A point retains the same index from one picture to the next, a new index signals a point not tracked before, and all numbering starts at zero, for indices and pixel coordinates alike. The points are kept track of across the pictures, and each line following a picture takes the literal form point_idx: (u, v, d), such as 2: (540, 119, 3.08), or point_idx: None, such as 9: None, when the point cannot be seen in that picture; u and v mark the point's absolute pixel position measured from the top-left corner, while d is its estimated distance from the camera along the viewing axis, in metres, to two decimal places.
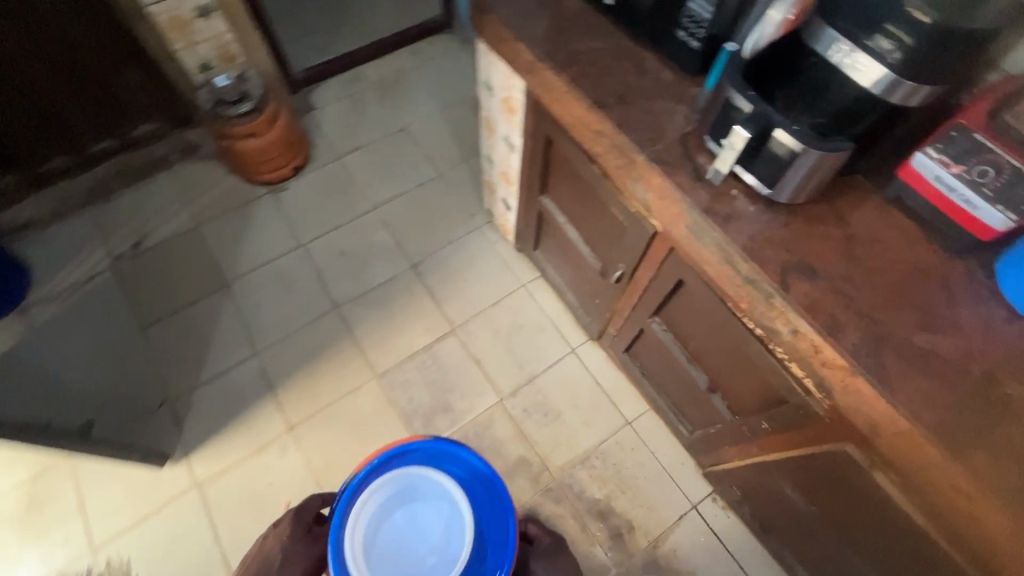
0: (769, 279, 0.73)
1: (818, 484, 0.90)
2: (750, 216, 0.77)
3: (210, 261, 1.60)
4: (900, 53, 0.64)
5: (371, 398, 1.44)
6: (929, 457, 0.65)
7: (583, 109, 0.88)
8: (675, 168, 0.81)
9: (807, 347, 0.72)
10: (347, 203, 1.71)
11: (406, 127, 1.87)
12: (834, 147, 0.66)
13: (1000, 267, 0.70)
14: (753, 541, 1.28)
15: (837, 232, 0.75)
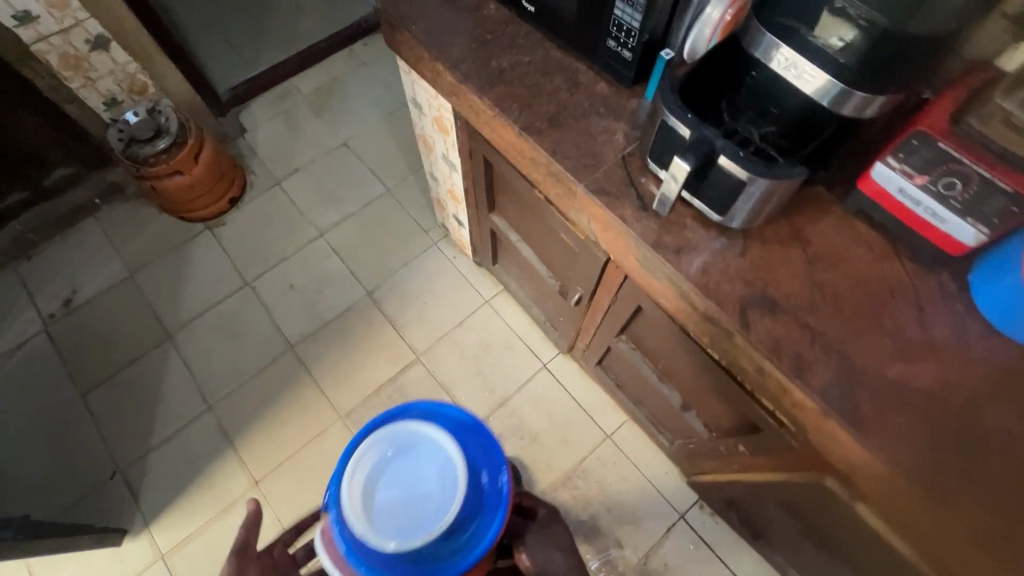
0: (728, 318, 0.66)
1: (801, 506, 0.86)
2: (702, 246, 0.70)
3: (151, 312, 1.50)
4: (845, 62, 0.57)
5: (338, 441, 1.37)
6: (909, 501, 0.60)
7: (514, 136, 0.80)
8: (618, 198, 0.73)
9: (775, 387, 0.66)
10: (292, 232, 1.61)
11: (347, 141, 1.75)
12: (787, 174, 0.59)
13: (974, 280, 0.64)
14: (743, 545, 1.26)
15: (797, 255, 0.69)
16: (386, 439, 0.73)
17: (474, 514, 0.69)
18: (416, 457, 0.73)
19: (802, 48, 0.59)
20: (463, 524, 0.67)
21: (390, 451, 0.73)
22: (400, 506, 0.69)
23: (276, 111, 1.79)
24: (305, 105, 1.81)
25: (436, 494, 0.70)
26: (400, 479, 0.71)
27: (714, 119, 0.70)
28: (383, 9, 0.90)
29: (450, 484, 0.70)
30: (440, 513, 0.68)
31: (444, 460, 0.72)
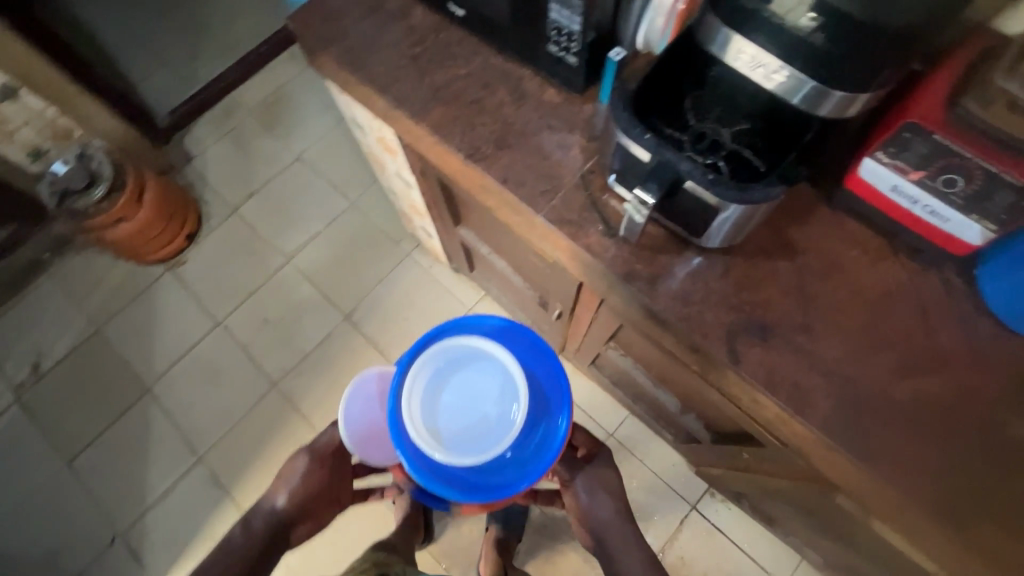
0: (715, 350, 0.60)
1: (815, 509, 0.82)
2: (679, 271, 0.63)
3: (123, 366, 1.44)
4: (803, 50, 0.49)
5: None
6: (924, 531, 0.56)
7: (460, 164, 0.71)
8: (581, 225, 0.65)
9: (773, 419, 0.60)
10: (258, 261, 1.53)
11: (301, 155, 1.63)
12: (763, 196, 0.52)
13: (983, 277, 0.58)
14: (759, 528, 1.24)
15: (786, 268, 0.62)
16: (451, 353, 0.69)
17: (529, 434, 0.65)
18: (469, 375, 0.68)
19: (769, 41, 0.50)
20: (516, 444, 0.65)
21: (444, 367, 0.69)
22: (455, 425, 0.66)
23: (221, 131, 1.67)
24: (251, 120, 1.68)
25: (496, 413, 0.66)
26: (454, 394, 0.68)
27: (679, 124, 0.62)
28: (299, 29, 0.79)
29: (509, 402, 0.66)
30: (501, 430, 0.65)
31: (503, 377, 0.67)
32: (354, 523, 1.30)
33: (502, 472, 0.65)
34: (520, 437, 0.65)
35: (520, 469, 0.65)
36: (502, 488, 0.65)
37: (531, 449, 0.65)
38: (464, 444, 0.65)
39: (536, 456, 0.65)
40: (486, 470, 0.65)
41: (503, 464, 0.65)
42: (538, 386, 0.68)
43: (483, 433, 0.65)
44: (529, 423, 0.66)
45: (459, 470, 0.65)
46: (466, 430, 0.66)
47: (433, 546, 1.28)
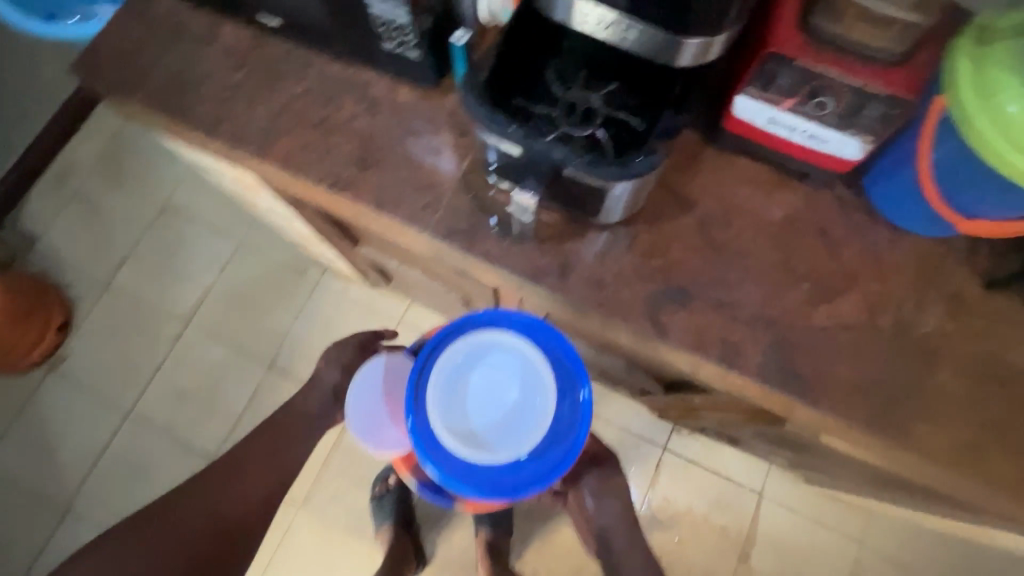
0: (639, 327, 0.57)
1: (770, 431, 0.85)
2: (584, 254, 0.59)
3: (30, 492, 1.27)
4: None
5: (308, 530, 1.25)
6: (871, 444, 0.57)
7: (325, 196, 0.63)
8: (473, 232, 0.60)
9: (711, 377, 0.59)
10: (154, 334, 1.36)
11: (165, 203, 1.44)
12: (648, 166, 0.49)
13: (872, 185, 0.58)
14: (728, 450, 1.29)
15: (689, 224, 0.60)
16: (469, 347, 0.62)
17: (558, 434, 0.60)
18: (495, 363, 0.62)
19: None
20: (545, 444, 0.60)
21: (466, 353, 0.62)
22: (480, 417, 0.60)
23: (62, 201, 1.45)
24: (93, 178, 1.46)
25: (521, 408, 0.60)
26: (477, 392, 0.61)
27: (545, 99, 0.57)
28: (90, 81, 0.66)
29: (536, 393, 0.61)
30: (527, 427, 0.60)
31: (531, 365, 0.62)
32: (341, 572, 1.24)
33: (523, 472, 0.60)
34: (546, 434, 0.60)
35: (542, 471, 0.60)
36: (523, 487, 0.60)
37: (555, 447, 0.60)
38: (486, 437, 0.60)
39: (560, 454, 0.60)
40: (507, 469, 0.59)
41: (527, 464, 0.59)
42: (569, 376, 0.62)
43: (509, 427, 0.60)
44: (556, 418, 0.61)
45: (483, 470, 0.59)
46: (490, 424, 0.60)
47: (428, 567, 1.24)
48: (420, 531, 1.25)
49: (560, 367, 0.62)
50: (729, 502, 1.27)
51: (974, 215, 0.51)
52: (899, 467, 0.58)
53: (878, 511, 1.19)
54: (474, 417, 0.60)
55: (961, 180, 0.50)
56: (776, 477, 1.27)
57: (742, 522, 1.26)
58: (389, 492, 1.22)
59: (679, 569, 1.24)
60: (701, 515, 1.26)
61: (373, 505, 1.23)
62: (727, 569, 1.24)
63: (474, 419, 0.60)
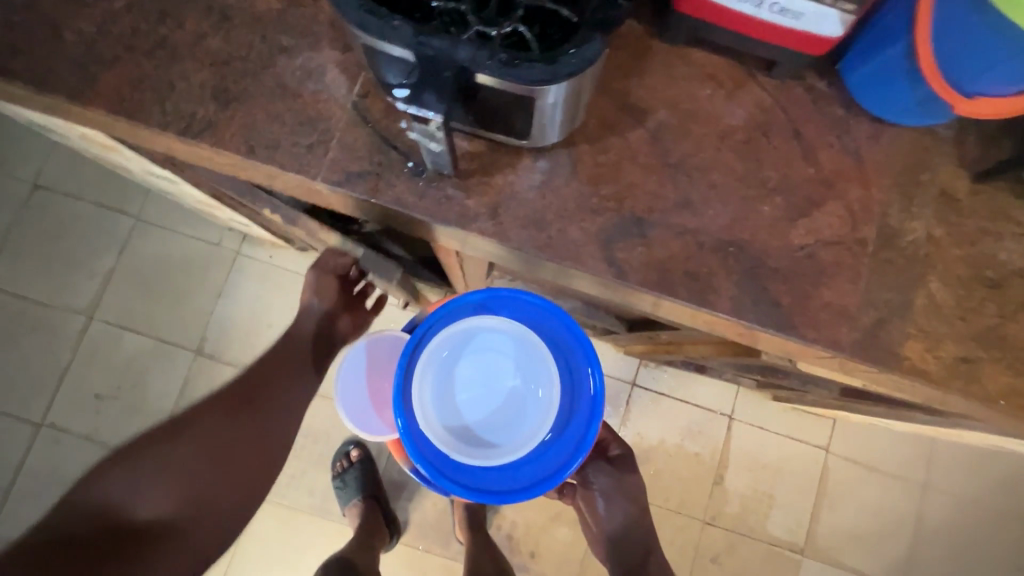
0: (595, 269, 0.47)
1: (743, 360, 0.79)
2: (520, 187, 0.48)
3: None
4: None
5: (270, 518, 1.16)
6: (862, 371, 0.50)
7: (180, 146, 0.48)
8: (378, 171, 0.47)
9: (677, 315, 0.50)
10: (54, 332, 1.19)
11: (36, 180, 1.22)
12: (582, 61, 0.38)
13: (850, 71, 0.49)
14: (696, 377, 1.26)
15: (640, 137, 0.49)
16: (457, 335, 0.56)
17: (566, 424, 0.56)
18: (488, 349, 0.57)
19: None
20: (552, 436, 0.56)
21: (454, 341, 0.56)
22: (474, 413, 0.56)
23: None
24: None
25: (523, 399, 0.56)
26: (471, 384, 0.56)
27: None
28: None
29: (537, 382, 0.56)
30: (529, 419, 0.56)
31: (528, 354, 0.56)
32: (313, 556, 1.16)
33: (523, 471, 0.55)
34: (548, 431, 0.56)
35: (543, 470, 0.56)
36: (533, 485, 0.55)
37: (558, 444, 0.56)
38: (486, 434, 0.56)
39: (562, 453, 0.56)
40: (505, 469, 0.55)
41: (527, 463, 0.55)
42: (571, 365, 0.57)
43: (509, 421, 0.56)
44: (559, 413, 0.56)
45: (483, 472, 0.55)
46: (489, 420, 0.56)
47: (404, 537, 1.18)
48: (390, 502, 1.18)
49: (561, 356, 0.57)
50: (701, 428, 1.26)
51: (971, 94, 0.43)
52: (889, 391, 0.52)
53: (844, 418, 1.21)
54: (470, 411, 0.56)
55: (959, 50, 0.41)
56: (745, 397, 1.26)
57: (714, 446, 1.26)
58: (352, 467, 1.16)
59: (659, 500, 1.23)
60: (675, 446, 1.25)
61: (336, 484, 1.15)
62: (704, 493, 1.24)
63: (472, 412, 0.56)
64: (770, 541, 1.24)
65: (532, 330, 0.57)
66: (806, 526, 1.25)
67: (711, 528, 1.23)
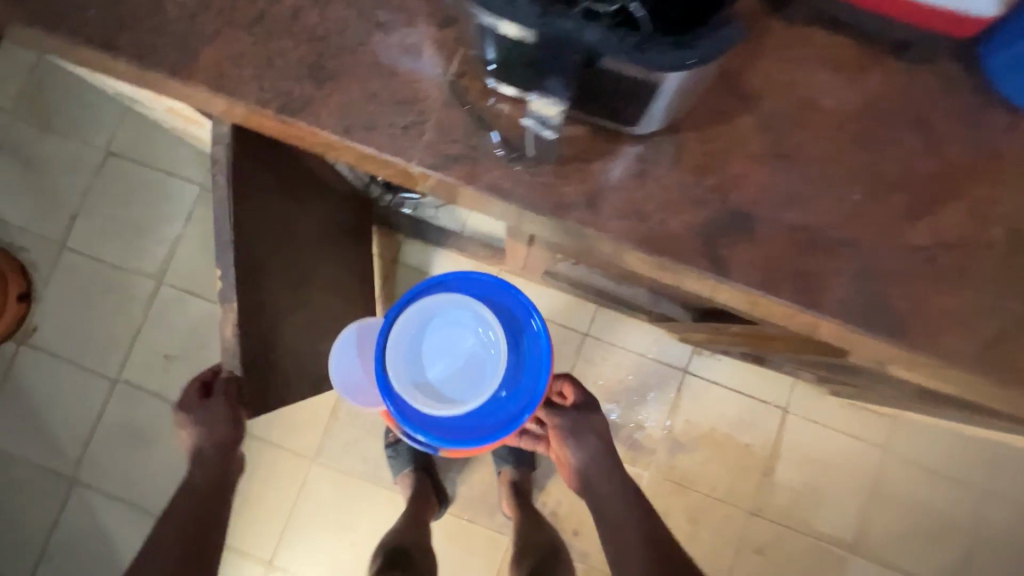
0: (695, 264, 0.45)
1: (817, 357, 0.76)
2: (620, 176, 0.46)
3: (30, 466, 1.21)
4: None
5: (326, 481, 1.21)
6: (974, 385, 0.47)
7: (277, 123, 0.48)
8: (474, 155, 0.46)
9: (773, 316, 0.48)
10: (126, 293, 1.24)
11: (109, 147, 1.26)
12: (716, 47, 0.36)
13: (992, 57, 0.44)
14: (751, 367, 1.23)
15: (750, 125, 0.46)
16: (429, 311, 0.76)
17: (514, 381, 0.74)
18: (452, 322, 0.76)
19: None
20: (504, 391, 0.74)
21: (427, 315, 0.76)
22: (443, 374, 0.74)
23: None
24: (19, 122, 1.26)
25: (479, 360, 0.75)
26: (438, 349, 0.75)
27: None
28: None
29: (490, 345, 0.75)
30: (485, 377, 0.74)
31: (483, 324, 0.75)
32: (364, 518, 1.21)
33: (484, 419, 0.73)
34: (503, 384, 0.74)
35: (500, 418, 0.73)
36: (491, 430, 0.73)
37: (512, 398, 0.74)
38: (451, 390, 0.74)
39: (516, 405, 0.73)
40: (470, 417, 0.72)
41: (488, 412, 0.73)
42: (516, 333, 0.76)
43: (470, 378, 0.74)
44: (510, 370, 0.74)
45: (449, 420, 0.72)
46: (454, 376, 0.74)
47: (451, 508, 1.21)
48: (439, 473, 1.22)
49: (509, 324, 0.77)
50: (753, 419, 1.23)
51: None
52: (1000, 406, 0.49)
53: (908, 417, 1.17)
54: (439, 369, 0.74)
55: None
56: (801, 389, 1.23)
57: (765, 438, 1.23)
58: (404, 438, 1.19)
59: (703, 488, 1.22)
60: (725, 435, 1.23)
61: (388, 452, 1.19)
62: (752, 484, 1.22)
63: (441, 371, 0.74)
64: (817, 537, 1.22)
65: (488, 307, 0.76)
66: (855, 523, 1.22)
67: (756, 519, 1.22)
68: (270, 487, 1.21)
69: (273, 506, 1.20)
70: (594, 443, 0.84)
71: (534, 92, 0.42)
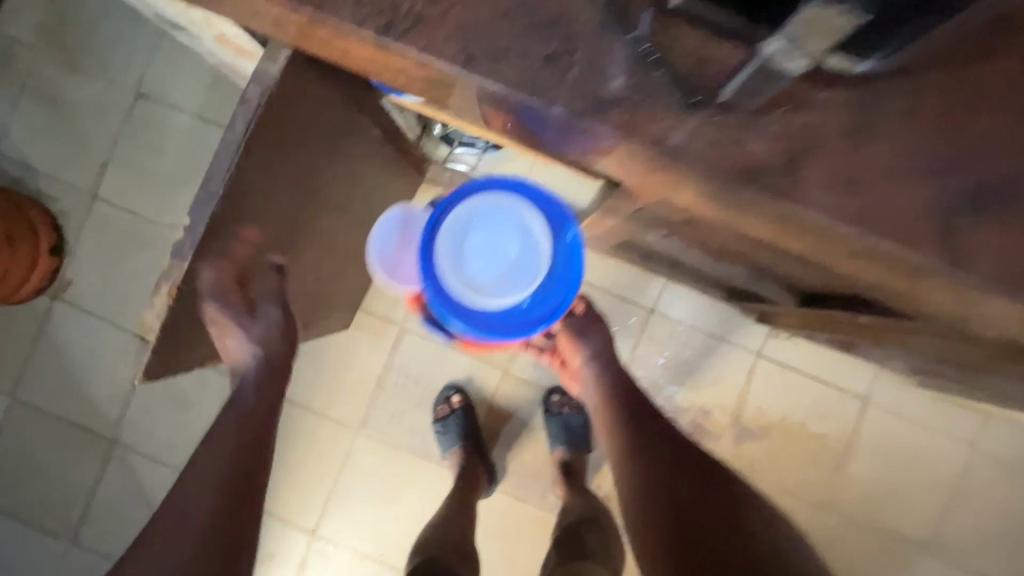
0: (922, 253, 0.34)
1: (959, 356, 0.66)
2: (831, 132, 0.34)
3: (70, 425, 1.17)
4: None
5: (371, 452, 1.16)
6: None
7: (375, 51, 0.37)
8: (637, 100, 0.35)
9: (1007, 322, 0.37)
10: (162, 248, 1.17)
11: (138, 88, 1.16)
12: None
13: None
14: (832, 353, 1.13)
15: (1009, 68, 0.34)
16: (480, 205, 0.71)
17: (546, 290, 0.70)
18: (499, 224, 0.70)
19: None
20: (532, 297, 0.70)
21: (476, 211, 0.71)
22: (478, 270, 0.70)
23: (13, 90, 1.16)
24: (43, 58, 1.16)
25: (517, 262, 0.70)
26: (479, 247, 0.70)
27: None
28: None
29: (531, 251, 0.70)
30: (519, 281, 0.70)
31: (529, 229, 0.70)
32: (411, 492, 1.16)
33: (506, 320, 0.70)
34: (534, 289, 0.70)
35: (522, 322, 0.70)
36: (511, 332, 0.70)
37: (539, 304, 0.70)
38: (482, 286, 0.70)
39: (540, 314, 0.70)
40: (495, 315, 0.70)
41: (511, 312, 0.70)
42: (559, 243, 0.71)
43: (504, 279, 0.70)
44: (545, 275, 0.70)
45: (473, 313, 0.70)
46: (487, 275, 0.70)
47: (501, 486, 1.16)
48: (489, 449, 1.16)
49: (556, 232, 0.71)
50: (830, 409, 1.14)
51: None
52: None
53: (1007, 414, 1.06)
54: (474, 265, 0.70)
55: None
56: (886, 379, 1.13)
57: (841, 429, 1.14)
58: (453, 414, 1.12)
59: (770, 478, 1.15)
60: (798, 425, 1.14)
61: (436, 428, 1.13)
62: (821, 476, 1.14)
63: (476, 265, 0.70)
64: (890, 534, 1.14)
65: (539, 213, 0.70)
66: (933, 522, 1.14)
67: (826, 513, 1.14)
68: (315, 459, 1.16)
69: (316, 475, 1.16)
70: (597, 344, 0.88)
71: (755, 61, 0.31)
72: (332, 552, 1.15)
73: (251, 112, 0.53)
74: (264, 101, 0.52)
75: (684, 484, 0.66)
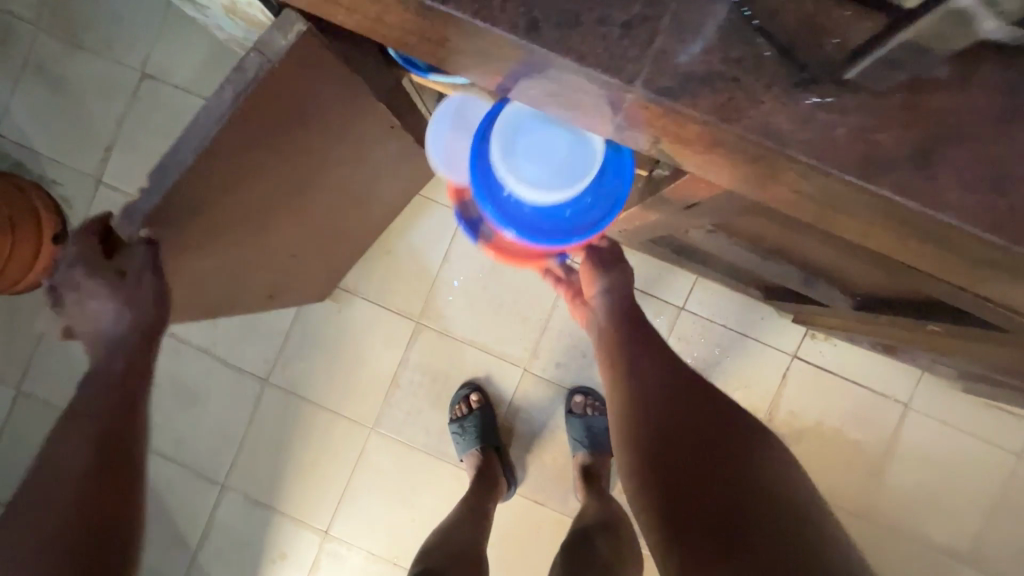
0: None
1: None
2: (971, 119, 0.29)
3: None
4: None
5: (385, 452, 1.12)
6: None
7: (416, 16, 0.31)
8: (736, 77, 0.29)
9: None
10: None
11: (144, 67, 1.10)
12: None
13: None
14: (871, 355, 1.07)
15: None
16: None
17: (594, 194, 0.60)
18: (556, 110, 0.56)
19: None
20: (576, 203, 0.60)
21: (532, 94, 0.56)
22: (528, 169, 0.59)
23: (13, 69, 1.11)
24: (44, 36, 1.10)
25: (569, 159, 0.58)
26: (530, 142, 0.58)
27: None
28: None
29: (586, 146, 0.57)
30: (569, 182, 0.59)
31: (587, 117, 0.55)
32: (427, 493, 1.12)
33: (546, 226, 0.62)
34: (581, 193, 0.60)
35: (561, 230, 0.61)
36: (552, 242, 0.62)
37: (584, 209, 0.61)
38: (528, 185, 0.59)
39: (583, 222, 0.61)
40: (534, 219, 0.61)
41: (553, 220, 0.61)
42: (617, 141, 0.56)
43: (552, 180, 0.59)
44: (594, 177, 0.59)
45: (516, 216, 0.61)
46: (535, 174, 0.59)
47: (520, 488, 1.11)
48: (507, 450, 1.11)
49: None
50: (867, 414, 1.08)
51: None
52: None
53: None
54: (522, 161, 0.59)
55: None
56: (928, 384, 1.07)
57: (878, 436, 1.08)
58: (471, 414, 1.07)
59: None
60: (833, 430, 1.09)
61: (453, 428, 1.08)
62: (855, 484, 1.09)
63: (525, 161, 0.59)
64: (927, 547, 1.08)
65: None
66: (974, 535, 1.08)
67: (860, 522, 1.09)
68: (328, 457, 1.12)
69: (329, 474, 1.12)
70: (620, 280, 0.80)
71: (907, 28, 0.25)
72: (345, 552, 1.12)
73: (242, 84, 0.46)
74: (261, 76, 0.45)
75: (680, 440, 0.59)
